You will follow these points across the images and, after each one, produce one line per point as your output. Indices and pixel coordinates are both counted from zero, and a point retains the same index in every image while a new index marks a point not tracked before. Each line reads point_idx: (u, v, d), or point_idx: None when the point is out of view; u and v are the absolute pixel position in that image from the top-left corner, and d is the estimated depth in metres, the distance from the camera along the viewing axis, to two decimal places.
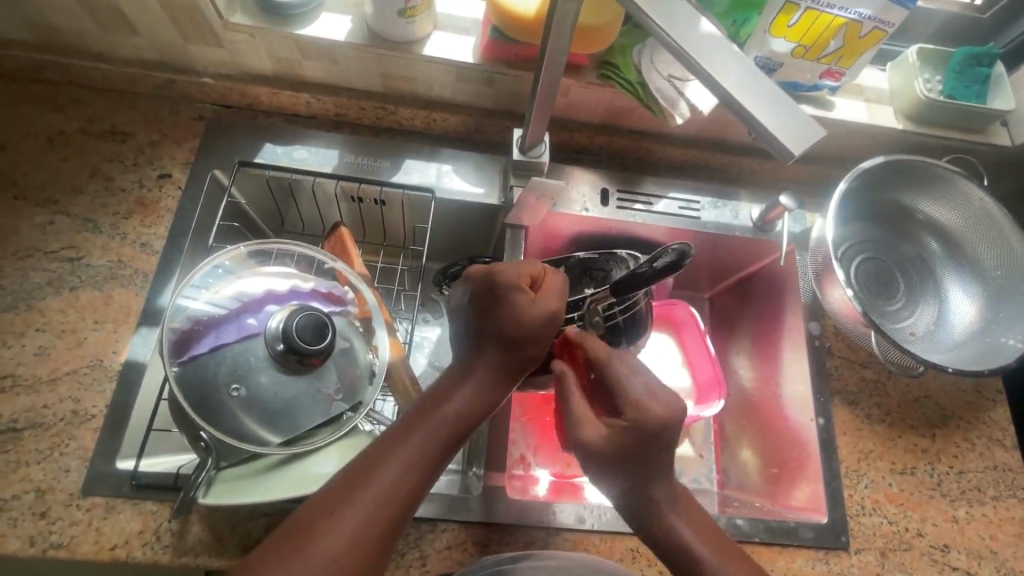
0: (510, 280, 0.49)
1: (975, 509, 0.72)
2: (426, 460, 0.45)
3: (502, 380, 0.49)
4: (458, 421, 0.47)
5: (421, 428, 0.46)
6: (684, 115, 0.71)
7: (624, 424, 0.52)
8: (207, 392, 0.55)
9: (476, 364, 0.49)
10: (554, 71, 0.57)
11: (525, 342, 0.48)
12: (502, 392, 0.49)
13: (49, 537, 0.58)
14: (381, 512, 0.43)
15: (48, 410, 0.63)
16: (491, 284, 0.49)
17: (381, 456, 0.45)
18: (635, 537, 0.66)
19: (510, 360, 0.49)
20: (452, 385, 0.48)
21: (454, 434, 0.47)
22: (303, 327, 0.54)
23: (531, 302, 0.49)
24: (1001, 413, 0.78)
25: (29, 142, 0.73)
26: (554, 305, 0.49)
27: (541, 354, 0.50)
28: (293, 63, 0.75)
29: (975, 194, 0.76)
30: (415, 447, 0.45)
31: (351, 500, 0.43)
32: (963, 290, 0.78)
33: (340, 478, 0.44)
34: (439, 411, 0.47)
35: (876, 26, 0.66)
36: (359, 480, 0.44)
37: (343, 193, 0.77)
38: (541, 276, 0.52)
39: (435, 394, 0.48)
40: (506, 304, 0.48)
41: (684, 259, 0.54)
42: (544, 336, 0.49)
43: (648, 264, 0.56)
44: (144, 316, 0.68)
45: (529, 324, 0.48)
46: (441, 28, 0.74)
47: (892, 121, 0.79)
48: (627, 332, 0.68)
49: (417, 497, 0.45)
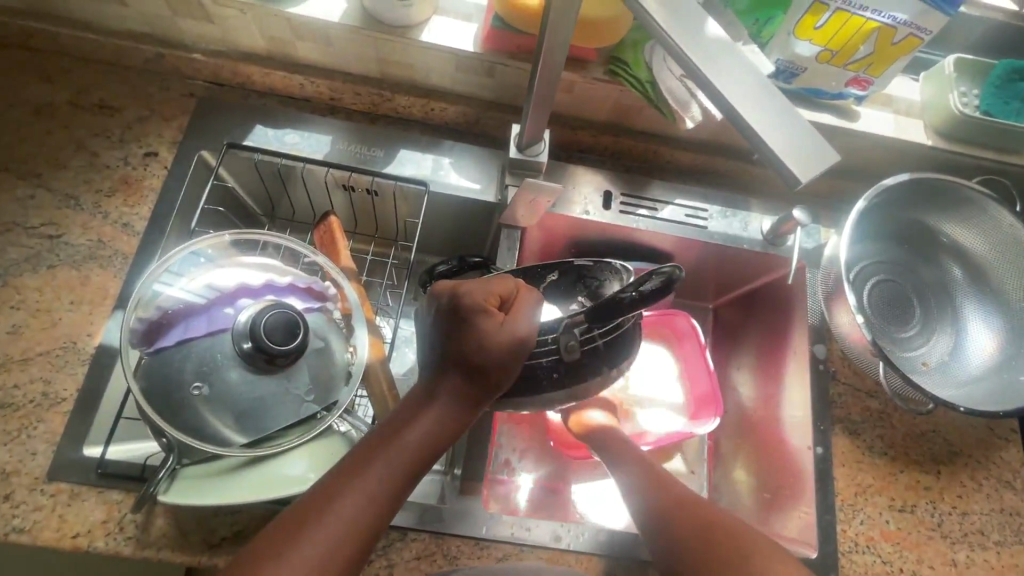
0: (475, 302, 0.45)
1: (977, 554, 0.68)
2: (386, 492, 0.42)
3: (467, 406, 0.45)
4: (422, 450, 0.44)
5: (380, 458, 0.42)
6: (696, 119, 0.67)
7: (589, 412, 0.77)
8: (171, 389, 0.53)
9: (440, 390, 0.45)
10: (553, 65, 0.53)
11: (493, 368, 0.45)
12: (468, 419, 0.45)
13: (12, 521, 0.57)
14: (336, 552, 0.39)
15: (19, 391, 0.61)
16: (456, 305, 0.45)
17: (337, 489, 0.41)
18: (613, 560, 0.64)
19: (476, 386, 0.45)
20: (413, 412, 0.44)
21: (414, 464, 0.43)
22: (273, 325, 0.52)
23: (499, 325, 0.45)
24: (1013, 454, 0.73)
25: (15, 112, 0.71)
26: (524, 328, 0.45)
27: (511, 380, 0.47)
28: (287, 43, 0.71)
29: (1004, 219, 0.71)
30: (373, 481, 0.41)
31: (302, 539, 0.39)
32: (983, 321, 0.73)
33: (290, 513, 0.40)
34: (400, 440, 0.43)
35: (911, 33, 0.61)
36: (312, 516, 0.40)
37: (335, 181, 0.74)
38: (513, 295, 0.48)
39: (396, 420, 0.45)
40: (471, 327, 0.45)
41: (672, 283, 0.46)
42: (512, 362, 0.46)
43: (633, 287, 0.47)
44: (120, 299, 0.66)
45: (495, 350, 0.45)
46: (443, 13, 0.70)
47: (921, 136, 0.73)
48: (608, 359, 0.57)
49: (375, 535, 0.41)
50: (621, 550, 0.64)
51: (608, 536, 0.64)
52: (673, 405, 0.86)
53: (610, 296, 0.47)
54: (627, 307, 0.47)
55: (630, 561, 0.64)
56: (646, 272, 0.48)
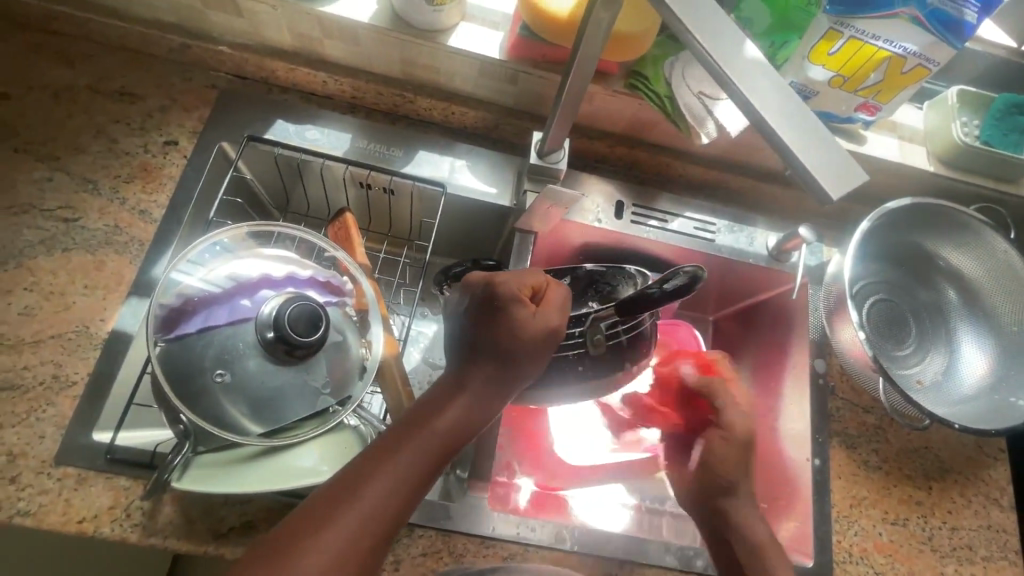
0: (510, 292, 0.47)
1: (964, 568, 0.70)
2: (415, 477, 0.42)
3: (495, 396, 0.46)
4: (450, 437, 0.45)
5: (410, 444, 0.43)
6: (711, 135, 0.69)
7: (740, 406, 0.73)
8: (191, 376, 0.53)
9: (470, 376, 0.46)
10: (582, 74, 0.55)
11: (524, 358, 0.46)
12: (496, 407, 0.47)
13: (17, 504, 0.56)
14: (366, 535, 0.40)
15: (29, 373, 0.61)
16: (492, 294, 0.47)
17: (368, 472, 0.42)
18: (616, 562, 0.65)
19: (506, 374, 0.46)
20: (442, 401, 0.45)
21: (442, 450, 0.44)
22: (296, 317, 0.53)
23: (531, 315, 0.47)
24: (1001, 472, 0.76)
25: (36, 95, 0.71)
26: (556, 319, 0.47)
27: (537, 371, 0.48)
28: (314, 40, 0.72)
29: (999, 246, 0.74)
30: (404, 464, 0.42)
31: (333, 519, 0.39)
32: (975, 344, 0.76)
33: (318, 498, 0.41)
34: (429, 427, 0.44)
35: (920, 64, 0.64)
36: (341, 500, 0.40)
37: (352, 179, 0.75)
38: (544, 288, 0.50)
39: (425, 406, 0.45)
40: (506, 316, 0.46)
41: (696, 283, 0.49)
42: (543, 352, 0.47)
43: (657, 284, 0.50)
44: (136, 285, 0.66)
45: (528, 339, 0.46)
46: (469, 19, 0.71)
47: (925, 162, 0.76)
48: (631, 356, 0.60)
49: (402, 517, 0.42)
50: (625, 553, 0.65)
51: (612, 539, 0.66)
52: None
53: (635, 291, 0.50)
54: (654, 302, 0.50)
55: (633, 564, 0.65)
56: (671, 271, 0.51)
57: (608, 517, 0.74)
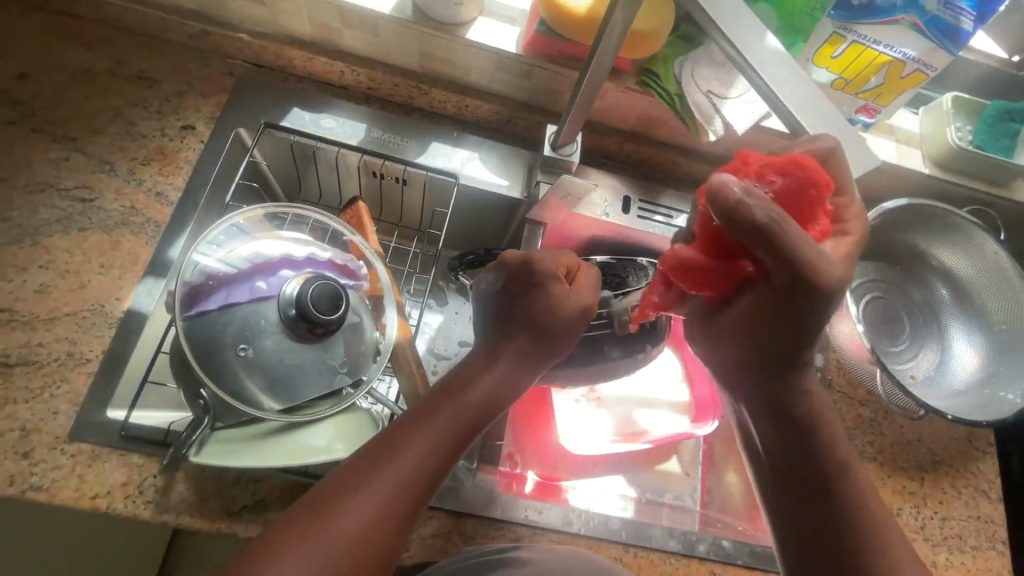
0: (548, 269, 0.53)
1: (954, 556, 0.72)
2: (448, 442, 0.48)
3: (527, 366, 0.52)
4: (480, 406, 0.50)
5: (443, 412, 0.48)
6: (718, 132, 0.72)
7: (828, 276, 0.41)
8: (212, 352, 0.54)
9: (506, 349, 0.52)
10: (599, 71, 0.57)
11: (557, 333, 0.53)
12: (527, 377, 0.52)
13: (30, 478, 0.56)
14: (405, 490, 0.45)
15: (43, 349, 0.61)
16: (532, 271, 0.53)
17: (405, 437, 0.47)
18: (620, 546, 0.67)
19: (540, 345, 0.52)
20: (476, 373, 0.51)
21: (473, 419, 0.49)
22: (318, 296, 0.54)
23: (566, 293, 0.53)
24: (989, 465, 0.79)
25: (54, 76, 0.72)
26: (589, 298, 0.54)
27: (568, 346, 0.55)
28: (334, 30, 0.74)
29: (991, 247, 0.76)
30: (439, 430, 0.47)
31: (375, 477, 0.44)
32: (966, 340, 0.79)
33: (361, 456, 0.46)
34: (462, 397, 0.49)
35: (918, 68, 0.67)
36: (382, 458, 0.45)
37: (366, 168, 0.76)
38: (576, 268, 0.56)
39: (460, 379, 0.51)
40: (543, 291, 0.52)
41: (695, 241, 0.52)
42: (574, 329, 0.54)
43: None
44: (152, 266, 0.66)
45: (563, 315, 0.52)
46: (487, 15, 0.73)
47: (920, 165, 0.80)
48: (650, 338, 0.76)
49: (437, 479, 0.47)
50: (630, 537, 0.67)
51: (617, 523, 0.67)
52: (673, 404, 0.89)
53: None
54: None
55: (637, 549, 0.67)
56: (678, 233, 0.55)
57: (597, 500, 0.75)
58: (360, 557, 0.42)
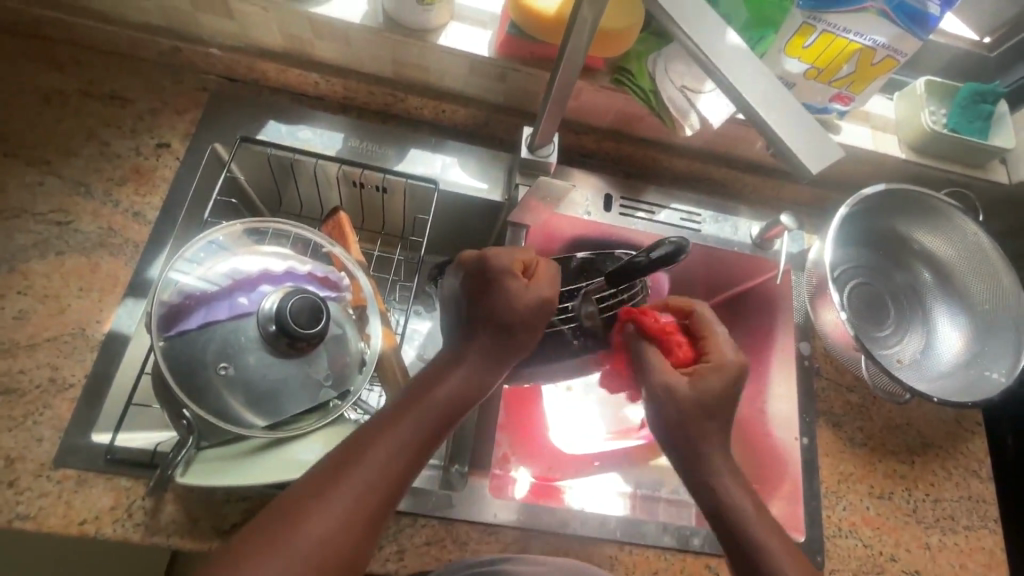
0: (502, 265, 0.55)
1: (947, 537, 0.73)
2: (416, 443, 0.48)
3: (490, 365, 0.54)
4: (446, 405, 0.51)
5: (412, 412, 0.49)
6: (695, 127, 0.72)
7: (705, 383, 0.57)
8: (195, 369, 0.54)
9: (469, 349, 0.54)
10: (569, 74, 0.58)
11: (519, 327, 0.54)
12: (492, 374, 0.54)
13: (16, 507, 0.56)
14: (372, 493, 0.45)
15: (24, 376, 0.60)
16: (486, 268, 0.55)
17: (371, 438, 0.47)
18: (615, 545, 0.67)
19: (501, 343, 0.54)
20: (442, 372, 0.52)
21: (440, 417, 0.50)
22: (298, 310, 0.54)
23: (525, 288, 0.55)
24: (979, 445, 0.79)
25: (25, 99, 0.71)
26: (547, 289, 0.55)
27: (533, 340, 0.56)
28: (306, 41, 0.74)
29: (969, 227, 0.77)
30: (405, 432, 0.48)
31: (341, 482, 0.44)
32: (950, 321, 0.80)
33: (327, 462, 0.46)
34: (427, 399, 0.50)
35: (889, 54, 0.68)
36: (349, 462, 0.45)
37: (346, 177, 0.76)
38: (534, 263, 0.58)
39: (425, 380, 0.52)
40: (499, 287, 0.54)
41: (679, 251, 0.62)
42: (535, 322, 0.55)
43: (645, 254, 0.63)
44: (133, 287, 0.66)
45: (522, 308, 0.54)
46: (458, 19, 0.73)
47: (897, 150, 0.81)
48: None
49: (405, 480, 0.47)
50: (624, 535, 0.67)
51: (612, 522, 0.67)
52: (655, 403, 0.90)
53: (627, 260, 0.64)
54: (641, 267, 0.63)
55: (633, 546, 0.67)
56: (657, 241, 0.63)
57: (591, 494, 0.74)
58: (328, 563, 0.42)
